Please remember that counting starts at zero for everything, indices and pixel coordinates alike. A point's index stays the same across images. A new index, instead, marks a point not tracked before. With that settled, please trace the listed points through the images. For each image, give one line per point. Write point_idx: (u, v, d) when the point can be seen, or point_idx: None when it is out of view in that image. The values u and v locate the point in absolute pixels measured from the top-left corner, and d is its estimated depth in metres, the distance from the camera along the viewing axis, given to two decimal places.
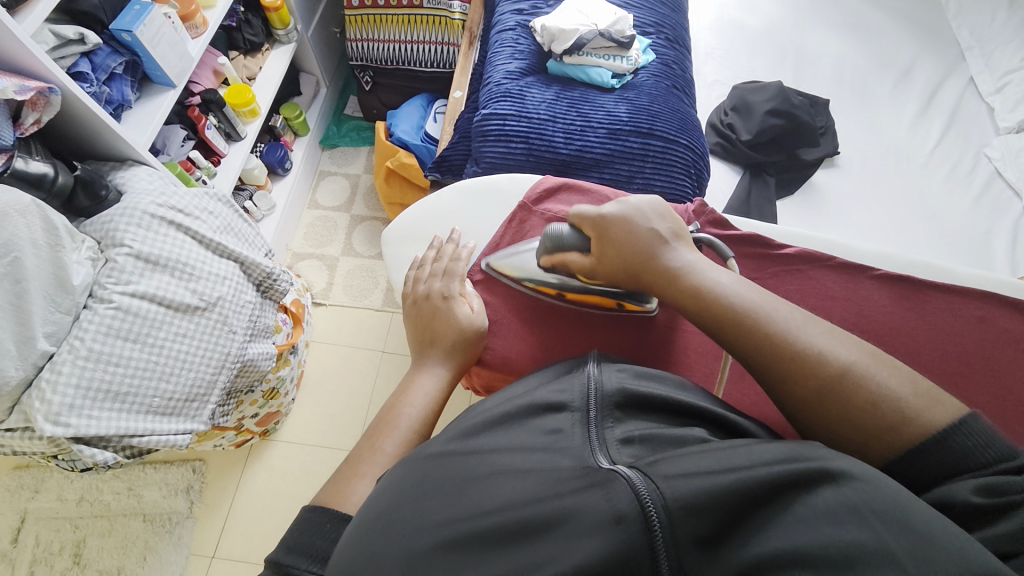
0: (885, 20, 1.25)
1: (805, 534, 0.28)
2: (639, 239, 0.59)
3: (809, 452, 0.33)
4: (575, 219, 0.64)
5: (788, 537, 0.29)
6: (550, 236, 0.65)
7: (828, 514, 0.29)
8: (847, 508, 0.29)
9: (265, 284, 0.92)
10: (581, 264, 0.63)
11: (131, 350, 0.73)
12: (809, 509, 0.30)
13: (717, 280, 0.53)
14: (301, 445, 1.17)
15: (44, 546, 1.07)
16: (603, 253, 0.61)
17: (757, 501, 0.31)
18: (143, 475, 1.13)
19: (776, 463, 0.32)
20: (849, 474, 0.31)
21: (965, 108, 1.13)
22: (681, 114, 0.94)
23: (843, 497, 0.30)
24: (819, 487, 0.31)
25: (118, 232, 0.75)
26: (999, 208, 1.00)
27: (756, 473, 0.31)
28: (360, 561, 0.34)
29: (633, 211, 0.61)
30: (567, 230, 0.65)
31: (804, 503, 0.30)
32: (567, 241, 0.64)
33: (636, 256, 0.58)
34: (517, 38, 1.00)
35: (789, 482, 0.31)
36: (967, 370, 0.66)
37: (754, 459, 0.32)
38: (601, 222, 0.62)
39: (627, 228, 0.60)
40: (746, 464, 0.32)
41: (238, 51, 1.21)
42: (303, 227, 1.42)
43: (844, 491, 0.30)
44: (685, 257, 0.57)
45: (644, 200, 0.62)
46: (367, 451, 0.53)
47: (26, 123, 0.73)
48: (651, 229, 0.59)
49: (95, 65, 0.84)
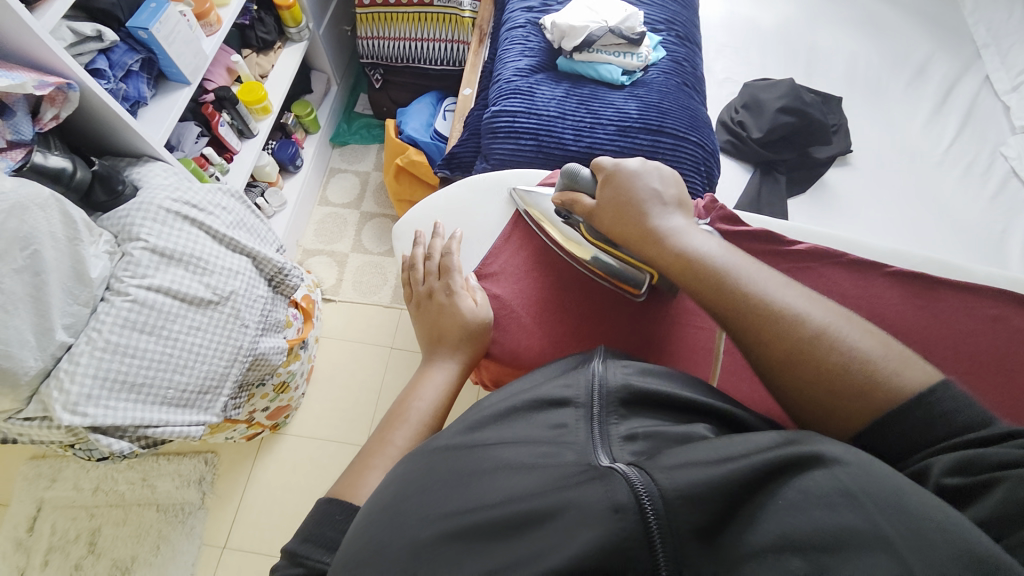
0: (900, 17, 1.24)
1: (798, 521, 0.29)
2: (636, 194, 0.60)
3: (803, 439, 0.33)
4: (595, 163, 0.65)
5: (781, 522, 0.29)
6: (567, 172, 0.67)
7: (822, 498, 0.29)
8: (839, 492, 0.29)
9: (276, 278, 0.93)
10: (586, 207, 0.64)
11: (147, 342, 0.74)
12: (802, 494, 0.30)
13: (702, 246, 0.53)
14: (311, 439, 1.19)
15: (60, 535, 1.09)
16: (604, 199, 0.62)
17: (753, 490, 0.31)
18: (156, 467, 1.15)
19: (770, 450, 0.32)
20: (842, 459, 0.31)
21: (981, 106, 1.12)
22: (691, 111, 0.93)
23: (834, 479, 0.30)
24: (810, 470, 0.31)
25: (134, 226, 0.77)
26: (1015, 207, 0.99)
27: (752, 463, 0.32)
28: (365, 551, 0.34)
29: (645, 170, 0.62)
30: (586, 172, 0.66)
31: (797, 487, 0.30)
32: (582, 184, 0.66)
33: (631, 209, 0.59)
34: (527, 36, 1.01)
35: (783, 469, 0.31)
36: (979, 369, 0.66)
37: (750, 447, 0.33)
38: (613, 171, 0.63)
39: (631, 181, 0.61)
40: (742, 455, 0.32)
41: (251, 48, 1.23)
42: (314, 223, 1.43)
43: (835, 474, 0.30)
44: (673, 221, 0.57)
45: (660, 166, 0.63)
46: (378, 444, 0.54)
47: (45, 119, 0.75)
48: (654, 188, 0.60)
49: (112, 62, 0.85)
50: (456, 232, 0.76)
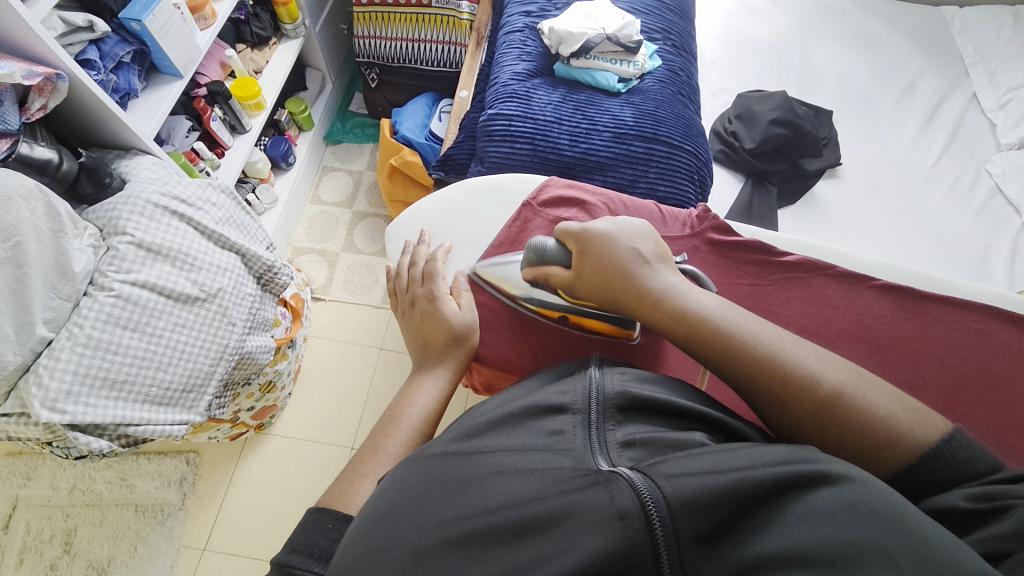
0: (891, 34, 1.26)
1: (804, 536, 0.28)
2: (621, 255, 0.58)
3: (806, 454, 0.33)
4: (560, 233, 0.64)
5: (788, 535, 0.29)
6: (534, 249, 0.64)
7: (828, 513, 0.29)
8: (845, 507, 0.29)
9: (265, 277, 0.92)
10: (562, 279, 0.62)
11: (130, 339, 0.72)
12: (808, 509, 0.30)
13: (701, 305, 0.52)
14: (296, 439, 1.17)
15: (35, 535, 1.06)
16: (585, 269, 0.60)
17: (757, 501, 0.31)
18: (137, 466, 1.12)
19: (775, 465, 0.32)
20: (847, 476, 0.31)
21: (968, 124, 1.14)
22: (686, 121, 0.94)
23: (842, 496, 0.30)
24: (816, 487, 0.31)
25: (121, 220, 0.75)
26: (999, 223, 1.01)
27: (756, 473, 0.31)
28: (364, 557, 0.34)
29: (618, 229, 0.61)
30: (552, 245, 0.64)
31: (804, 503, 0.30)
32: (551, 255, 0.64)
33: (617, 274, 0.57)
34: (525, 40, 1.01)
35: (787, 483, 0.31)
36: (965, 383, 0.67)
37: (753, 461, 0.32)
38: (583, 236, 0.62)
39: (608, 243, 0.60)
40: (746, 466, 0.32)
41: (245, 44, 1.21)
42: (305, 222, 1.42)
43: (842, 491, 0.30)
44: (665, 279, 0.56)
45: (629, 222, 0.63)
46: (370, 452, 0.53)
47: (32, 108, 0.73)
48: (634, 247, 0.59)
49: (103, 53, 0.84)
50: (445, 243, 0.75)
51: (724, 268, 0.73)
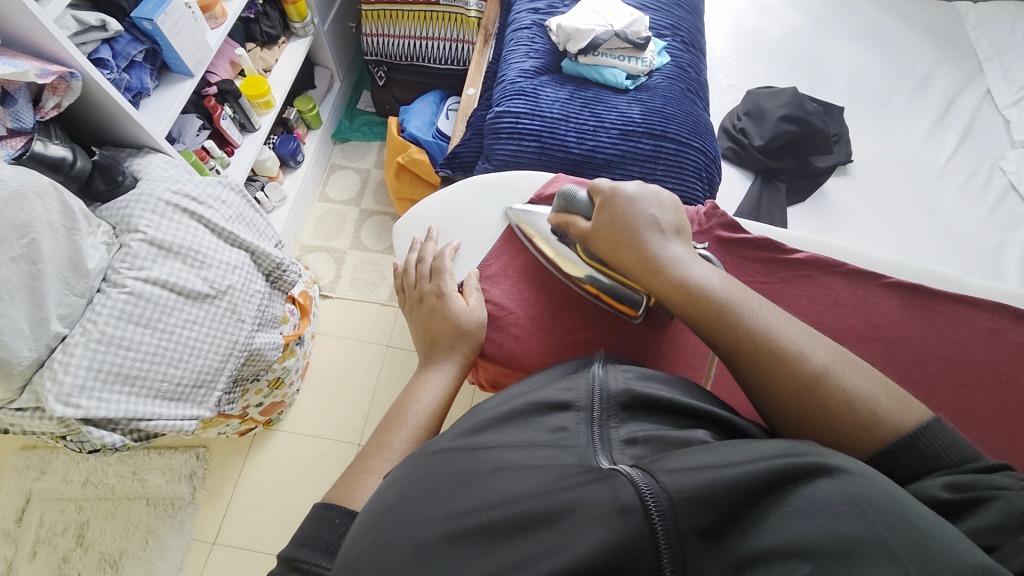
0: (904, 29, 1.25)
1: (803, 529, 0.28)
2: (637, 217, 0.58)
3: (805, 447, 0.33)
4: (592, 186, 0.64)
5: (788, 529, 0.29)
6: (564, 196, 0.66)
7: (828, 506, 0.29)
8: (844, 499, 0.29)
9: (274, 274, 0.93)
10: (579, 230, 0.64)
11: (142, 335, 0.73)
12: (808, 501, 0.30)
13: (699, 280, 0.52)
14: (304, 435, 1.18)
15: (49, 527, 1.08)
16: (600, 228, 0.61)
17: (757, 495, 0.31)
18: (148, 460, 1.14)
19: (773, 459, 0.32)
20: (846, 469, 0.31)
21: (982, 120, 1.13)
22: (694, 117, 0.94)
23: (841, 488, 0.30)
24: (816, 480, 0.31)
25: (133, 218, 0.76)
26: (1013, 221, 1.00)
27: (756, 467, 0.31)
28: (369, 551, 0.35)
29: (644, 193, 0.60)
30: (582, 196, 0.65)
31: (803, 496, 0.30)
32: (577, 207, 0.65)
33: (628, 233, 0.58)
34: (532, 37, 1.01)
35: (787, 476, 0.31)
36: (974, 382, 0.66)
37: (753, 455, 0.32)
38: (609, 192, 0.62)
39: (629, 204, 0.59)
40: (747, 459, 0.32)
41: (255, 42, 1.22)
42: (313, 219, 1.43)
43: (841, 483, 0.30)
44: (671, 249, 0.56)
45: (659, 191, 0.62)
46: (376, 447, 0.54)
47: (47, 107, 0.75)
48: (653, 212, 0.59)
49: (115, 53, 0.85)
50: (453, 242, 0.75)
51: (731, 265, 0.73)
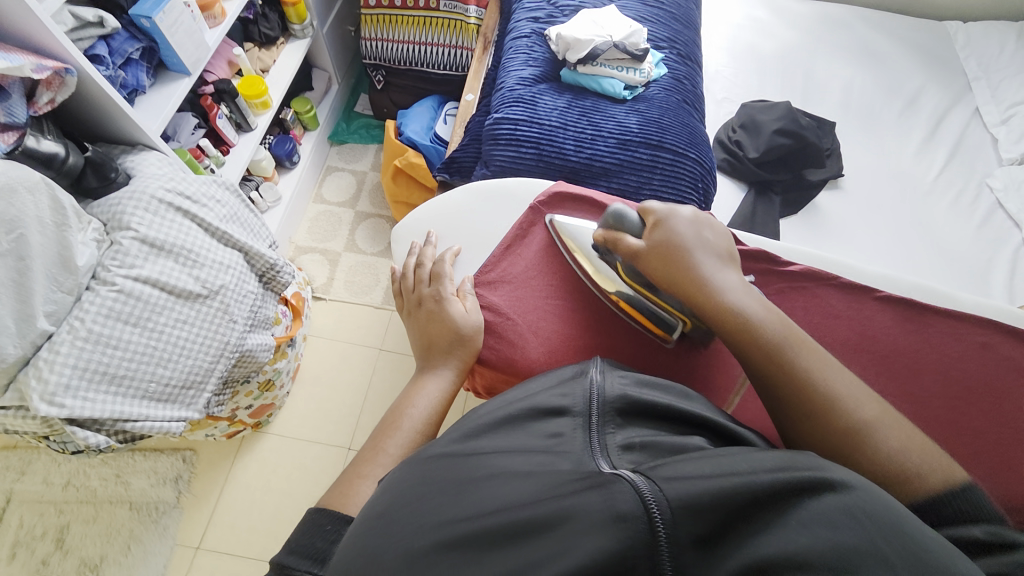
0: (896, 48, 1.27)
1: (806, 541, 0.28)
2: (697, 240, 0.59)
3: (805, 462, 0.33)
4: (643, 209, 0.63)
5: (790, 542, 0.28)
6: (613, 214, 0.64)
7: (829, 519, 0.29)
8: (847, 515, 0.29)
9: (268, 275, 0.92)
10: (628, 247, 0.62)
11: (131, 334, 0.72)
12: (811, 514, 0.29)
13: (755, 309, 0.53)
14: (294, 439, 1.17)
15: (28, 530, 1.06)
16: (655, 250, 0.60)
17: (757, 506, 0.31)
18: (132, 463, 1.12)
19: (775, 472, 0.32)
20: (848, 484, 0.31)
21: (970, 138, 1.15)
22: (691, 129, 0.95)
23: (842, 503, 0.30)
24: (818, 494, 0.31)
25: (125, 215, 0.75)
26: (999, 237, 1.02)
27: (758, 479, 0.31)
28: (361, 558, 0.34)
29: (703, 219, 0.62)
30: (633, 217, 0.64)
31: (807, 508, 0.30)
32: (628, 226, 0.63)
33: (686, 253, 0.58)
34: (532, 46, 1.02)
35: (791, 489, 0.31)
36: (969, 396, 0.67)
37: (753, 467, 0.32)
38: (668, 212, 0.62)
39: (690, 227, 0.60)
40: (747, 471, 0.32)
41: (253, 43, 1.22)
42: (307, 221, 1.42)
43: (843, 498, 0.30)
44: (727, 275, 0.57)
45: (714, 220, 0.63)
46: (371, 453, 0.53)
47: (40, 102, 0.74)
48: (711, 238, 0.60)
49: (112, 49, 0.84)
50: (454, 247, 0.75)
51: None
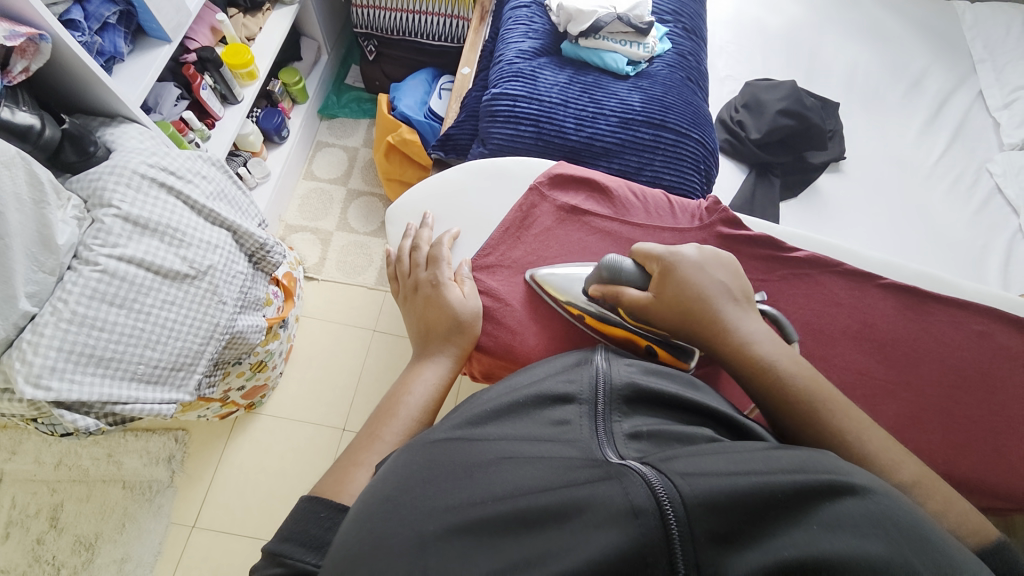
0: (902, 26, 1.24)
1: (829, 540, 0.28)
2: (709, 287, 0.56)
3: (824, 466, 0.33)
4: (641, 255, 0.60)
5: (815, 542, 0.28)
6: (608, 265, 0.60)
7: (854, 525, 0.29)
8: (871, 521, 0.29)
9: (257, 255, 0.90)
10: (635, 300, 0.58)
11: (117, 315, 0.70)
12: (833, 516, 0.29)
13: (792, 364, 0.51)
14: (287, 420, 1.16)
15: (21, 509, 1.05)
16: (668, 299, 0.56)
17: (778, 505, 0.30)
18: (123, 442, 1.10)
19: (794, 473, 0.32)
20: (869, 488, 0.31)
21: (972, 122, 1.13)
22: (694, 107, 0.92)
23: (866, 508, 0.30)
24: (840, 498, 0.31)
25: (106, 191, 0.72)
26: (997, 223, 1.01)
27: (777, 479, 0.31)
28: (366, 542, 0.32)
29: (706, 258, 0.59)
30: (629, 264, 0.60)
31: (828, 510, 0.30)
32: (626, 275, 0.59)
33: (702, 305, 0.55)
34: (532, 16, 0.97)
35: (812, 490, 0.31)
36: (965, 384, 0.68)
37: (772, 467, 0.33)
38: (667, 260, 0.58)
39: (697, 272, 0.57)
40: (766, 472, 0.32)
41: (238, 8, 1.16)
42: (297, 198, 1.38)
43: (866, 503, 0.30)
44: (752, 324, 0.54)
45: (717, 253, 0.60)
46: (366, 440, 0.52)
47: (15, 71, 0.69)
48: (721, 281, 0.57)
49: (87, 14, 0.79)
50: (452, 229, 0.73)
51: None
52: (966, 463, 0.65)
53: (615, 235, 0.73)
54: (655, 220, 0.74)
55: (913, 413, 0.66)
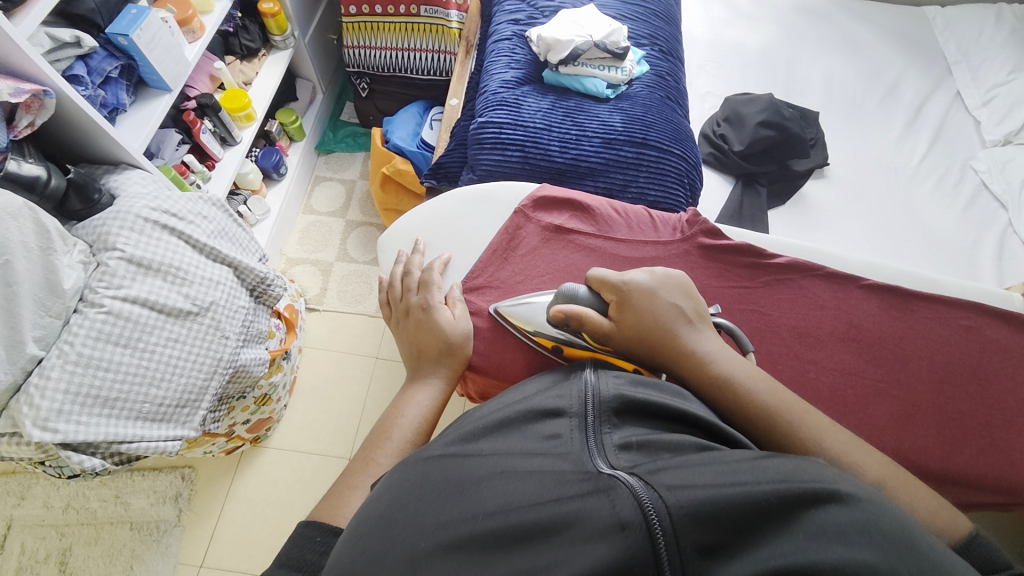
0: (875, 35, 1.28)
1: (817, 550, 0.29)
2: (664, 312, 0.57)
3: (811, 472, 0.34)
4: (595, 281, 0.60)
5: (799, 551, 0.29)
6: (565, 291, 0.59)
7: (840, 533, 0.29)
8: (856, 528, 0.30)
9: (258, 289, 0.92)
10: (599, 325, 0.56)
11: (122, 355, 0.72)
12: (818, 525, 0.30)
13: (748, 376, 0.52)
14: (293, 451, 1.16)
15: (29, 554, 1.05)
16: (627, 323, 0.56)
17: (764, 515, 0.31)
18: (131, 482, 1.11)
19: (780, 482, 0.33)
20: (855, 495, 0.32)
21: (952, 122, 1.16)
22: (675, 125, 0.95)
23: (852, 516, 0.30)
24: (827, 507, 0.31)
25: (110, 236, 0.75)
26: (985, 218, 1.03)
27: (763, 489, 0.32)
28: (360, 561, 0.34)
29: (659, 282, 0.59)
30: (584, 291, 0.60)
31: (813, 519, 0.31)
32: (582, 301, 0.59)
33: (661, 332, 0.55)
34: (514, 48, 1.01)
35: (798, 498, 0.32)
36: (955, 379, 0.68)
37: (759, 476, 0.33)
38: (622, 289, 0.58)
39: (651, 298, 0.57)
40: (753, 481, 0.33)
41: (234, 56, 1.22)
42: (297, 232, 1.42)
43: (852, 511, 0.31)
44: (708, 342, 0.56)
45: (668, 274, 0.61)
46: (361, 463, 0.53)
47: (20, 125, 0.73)
48: (676, 304, 0.58)
49: (90, 69, 0.83)
50: (442, 255, 0.75)
51: (715, 271, 0.73)
52: (960, 458, 0.65)
53: (600, 251, 0.75)
54: (637, 234, 0.76)
55: (905, 411, 0.66)
